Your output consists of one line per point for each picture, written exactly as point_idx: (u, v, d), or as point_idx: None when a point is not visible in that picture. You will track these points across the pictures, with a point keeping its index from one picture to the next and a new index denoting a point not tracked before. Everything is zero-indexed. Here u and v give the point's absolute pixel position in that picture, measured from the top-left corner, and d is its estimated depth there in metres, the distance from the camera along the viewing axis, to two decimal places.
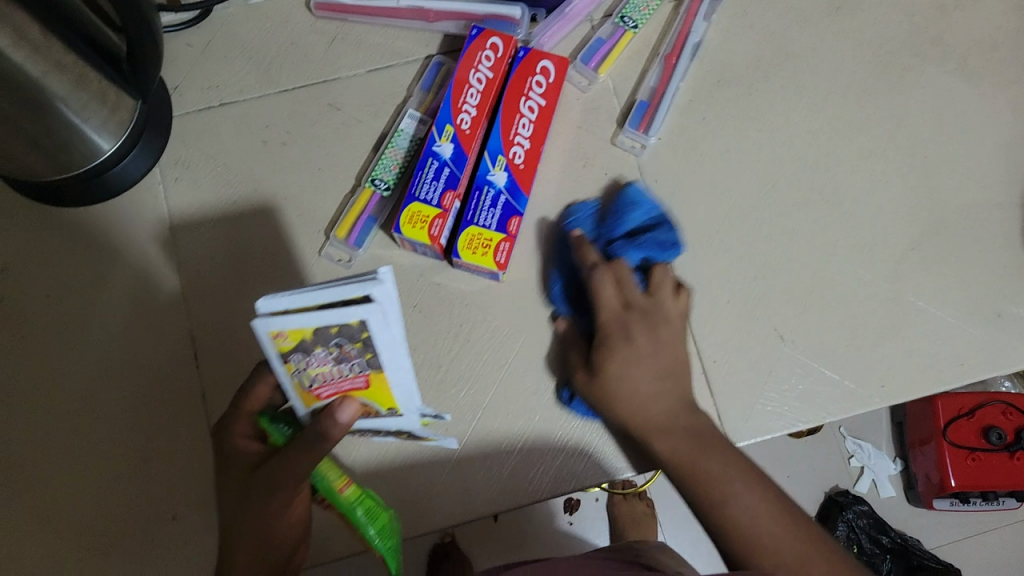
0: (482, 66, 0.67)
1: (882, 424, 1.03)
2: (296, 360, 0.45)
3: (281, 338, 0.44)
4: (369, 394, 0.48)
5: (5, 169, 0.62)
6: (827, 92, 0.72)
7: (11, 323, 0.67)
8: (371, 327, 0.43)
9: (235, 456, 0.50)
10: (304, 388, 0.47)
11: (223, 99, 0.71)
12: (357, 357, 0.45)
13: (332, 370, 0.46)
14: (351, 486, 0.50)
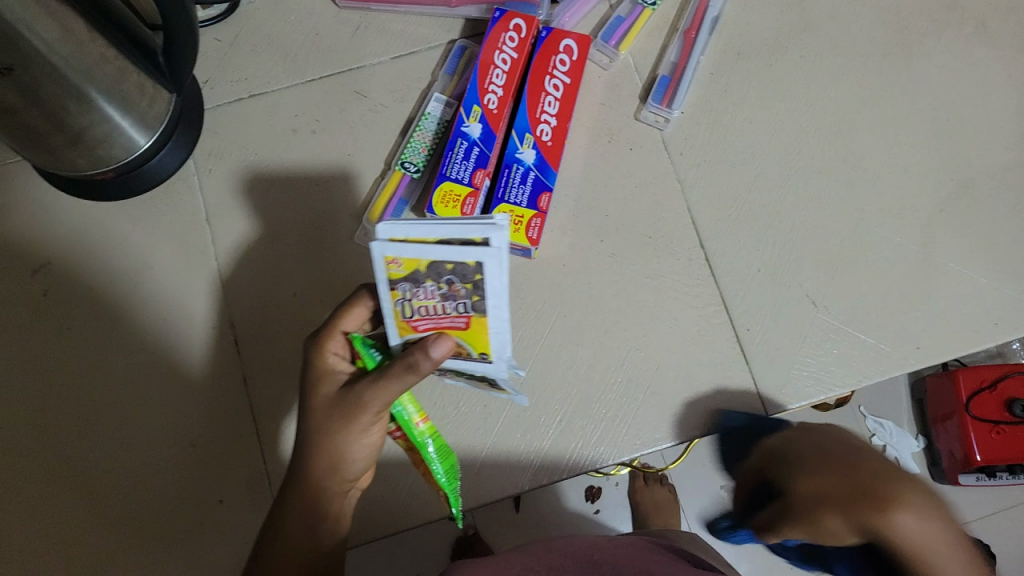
0: (506, 46, 0.68)
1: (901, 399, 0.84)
2: (404, 290, 0.45)
3: (394, 266, 0.45)
4: (465, 340, 0.46)
5: (47, 166, 0.64)
6: (847, 60, 0.73)
7: (54, 315, 0.68)
8: (485, 271, 0.43)
9: (325, 372, 0.50)
10: (403, 317, 0.46)
11: (252, 91, 0.73)
12: (465, 297, 0.44)
13: (436, 306, 0.45)
14: (427, 422, 0.51)
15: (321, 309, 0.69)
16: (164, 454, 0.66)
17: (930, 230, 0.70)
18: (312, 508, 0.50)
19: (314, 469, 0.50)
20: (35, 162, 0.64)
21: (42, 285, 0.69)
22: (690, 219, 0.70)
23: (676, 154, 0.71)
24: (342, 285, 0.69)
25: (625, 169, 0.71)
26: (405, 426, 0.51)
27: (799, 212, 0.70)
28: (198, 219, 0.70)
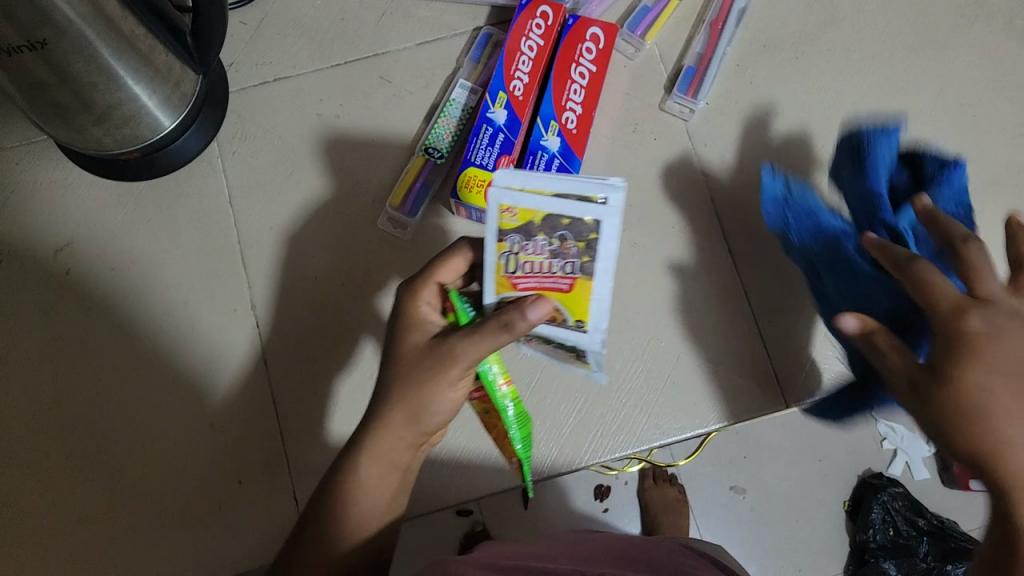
0: (533, 34, 0.68)
1: None
2: (512, 241, 0.46)
3: (509, 216, 0.46)
4: (565, 305, 0.46)
5: (74, 144, 0.64)
6: (874, 53, 0.73)
7: (76, 294, 0.68)
8: (601, 230, 0.45)
9: (414, 322, 0.49)
10: (505, 272, 0.47)
11: (276, 75, 0.73)
12: (574, 257, 0.46)
13: (544, 264, 0.46)
14: (510, 385, 0.51)
15: (343, 293, 0.69)
16: (184, 435, 0.66)
17: None
18: (377, 466, 0.48)
19: (393, 415, 0.48)
20: (62, 139, 0.64)
21: (65, 263, 0.69)
22: (712, 211, 0.70)
23: (700, 144, 0.71)
24: (364, 269, 0.69)
25: (648, 160, 0.71)
26: (489, 385, 0.50)
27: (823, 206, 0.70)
28: (221, 201, 0.70)
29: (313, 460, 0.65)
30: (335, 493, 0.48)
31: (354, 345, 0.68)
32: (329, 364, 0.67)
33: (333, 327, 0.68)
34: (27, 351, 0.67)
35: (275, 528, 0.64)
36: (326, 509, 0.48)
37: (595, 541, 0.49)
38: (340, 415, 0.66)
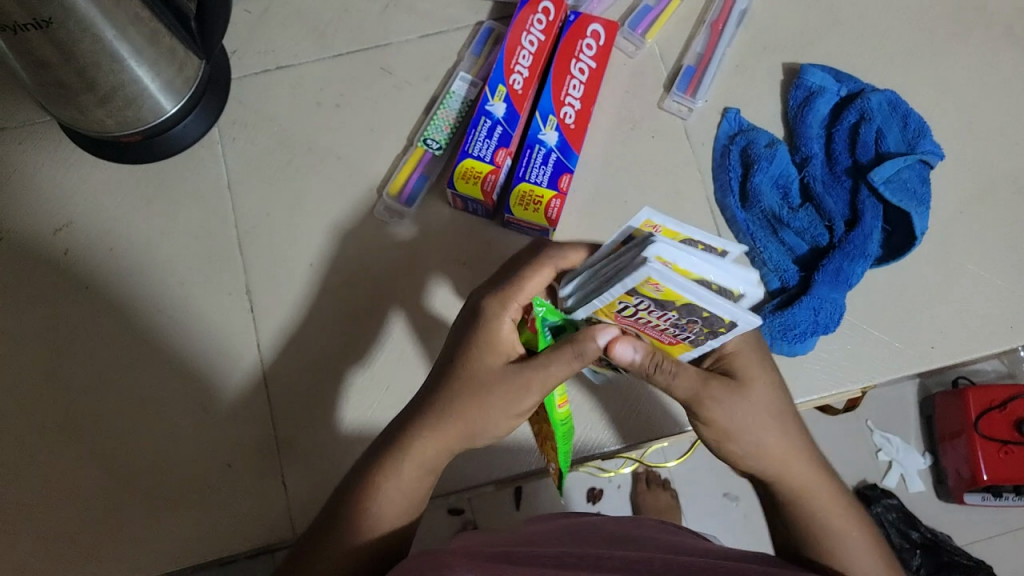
0: (534, 29, 0.68)
1: (908, 416, 0.89)
2: (638, 304, 0.43)
3: (652, 288, 0.41)
4: (660, 347, 0.49)
5: (76, 125, 0.65)
6: (872, 58, 0.73)
7: (73, 273, 0.69)
8: (732, 328, 0.43)
9: (491, 337, 0.49)
10: (613, 309, 0.46)
11: (278, 63, 0.73)
12: (694, 330, 0.45)
13: (657, 320, 0.45)
14: (565, 406, 0.52)
15: (338, 280, 0.69)
16: (175, 416, 0.66)
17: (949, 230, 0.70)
18: (417, 468, 0.48)
19: (447, 432, 0.48)
20: (64, 119, 0.65)
21: (64, 243, 0.69)
22: (709, 208, 0.70)
23: (698, 143, 0.71)
24: (360, 257, 0.70)
25: (646, 157, 0.71)
26: (550, 406, 0.51)
27: None
28: (220, 186, 0.71)
29: (303, 445, 0.65)
30: (367, 488, 0.47)
31: (347, 332, 0.68)
32: (322, 351, 0.67)
33: (327, 314, 0.68)
34: (23, 329, 0.68)
35: (263, 511, 0.64)
36: (354, 504, 0.47)
37: (586, 522, 0.49)
38: (331, 401, 0.66)
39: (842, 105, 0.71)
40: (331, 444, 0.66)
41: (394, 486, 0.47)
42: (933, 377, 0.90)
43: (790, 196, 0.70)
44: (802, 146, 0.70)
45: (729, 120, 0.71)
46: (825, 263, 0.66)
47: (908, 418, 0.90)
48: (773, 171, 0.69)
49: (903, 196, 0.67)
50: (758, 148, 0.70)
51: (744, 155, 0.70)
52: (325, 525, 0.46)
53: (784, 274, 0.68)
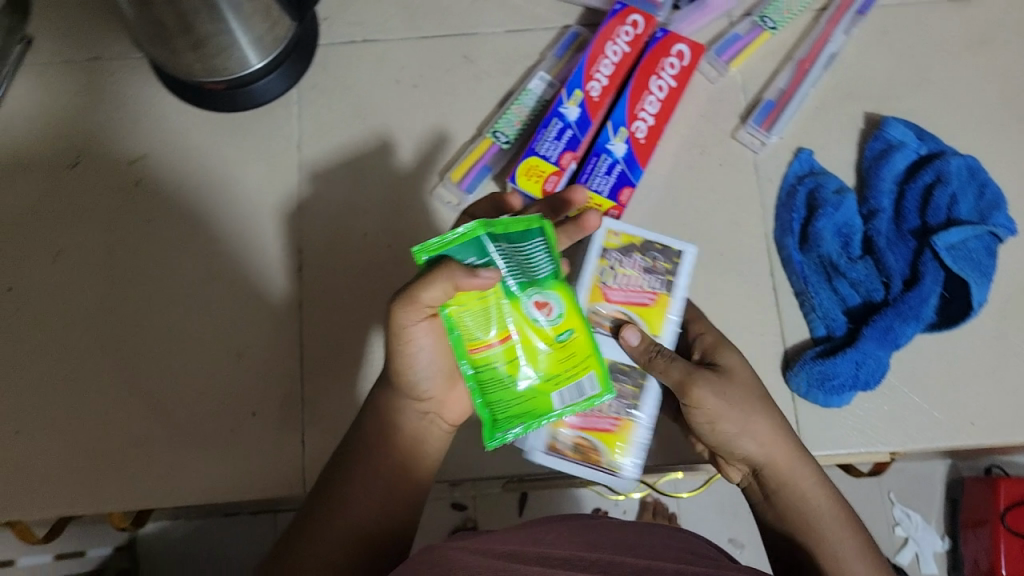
0: (620, 40, 0.69)
1: (934, 496, 0.90)
2: (612, 258, 0.62)
3: (614, 238, 0.62)
4: (643, 315, 0.60)
5: (166, 65, 0.67)
6: (958, 122, 0.72)
7: (138, 205, 0.71)
8: (682, 258, 0.62)
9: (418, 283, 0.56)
10: (600, 283, 0.61)
11: (366, 36, 0.75)
12: (661, 273, 0.61)
13: (636, 278, 0.61)
14: (483, 349, 0.47)
15: (387, 255, 0.70)
16: (211, 358, 0.68)
17: (1009, 309, 0.67)
18: (375, 434, 0.53)
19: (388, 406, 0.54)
20: (156, 58, 0.67)
21: (135, 175, 0.72)
22: (766, 245, 0.69)
23: (766, 178, 0.71)
24: (412, 237, 0.70)
25: (710, 183, 0.70)
26: (460, 339, 0.48)
27: None
28: (290, 145, 0.73)
29: (327, 408, 0.66)
30: (335, 468, 0.52)
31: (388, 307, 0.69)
32: (360, 321, 0.69)
33: (371, 286, 0.69)
34: (83, 250, 0.70)
35: (278, 465, 0.65)
36: (333, 497, 0.50)
37: (594, 524, 0.49)
38: (360, 371, 0.67)
39: (920, 163, 0.70)
40: (352, 413, 0.66)
41: (364, 458, 0.52)
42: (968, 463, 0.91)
43: (851, 246, 0.68)
44: (871, 198, 0.69)
45: (800, 161, 0.70)
46: (875, 319, 0.64)
47: (934, 498, 0.90)
48: (839, 219, 0.68)
49: (964, 264, 0.65)
50: (825, 194, 0.68)
51: (810, 197, 0.69)
52: (310, 504, 0.50)
53: (831, 323, 0.66)
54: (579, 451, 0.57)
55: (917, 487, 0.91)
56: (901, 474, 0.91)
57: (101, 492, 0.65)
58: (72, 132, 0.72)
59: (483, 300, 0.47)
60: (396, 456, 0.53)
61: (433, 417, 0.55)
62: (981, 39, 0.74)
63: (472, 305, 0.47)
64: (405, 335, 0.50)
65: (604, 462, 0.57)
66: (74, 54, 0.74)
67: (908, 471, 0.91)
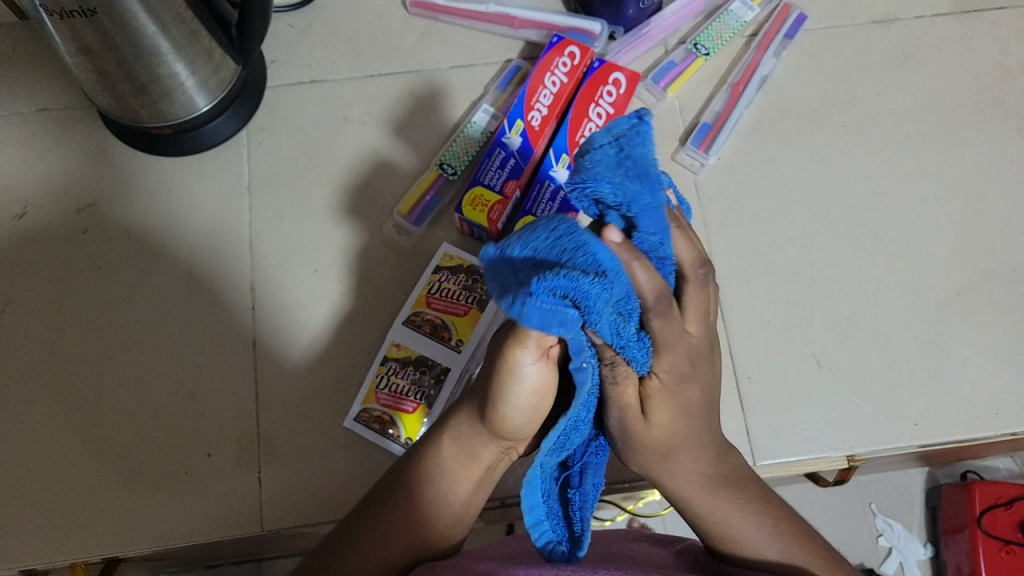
0: (558, 71, 0.71)
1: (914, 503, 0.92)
2: (442, 275, 0.69)
3: (448, 259, 0.69)
4: (456, 324, 0.67)
5: (113, 111, 0.68)
6: (885, 136, 0.75)
7: (88, 252, 0.71)
8: (433, 272, 0.69)
9: None
10: (425, 293, 0.68)
11: (312, 78, 0.76)
12: (480, 292, 0.68)
13: (456, 292, 0.68)
14: None
15: (338, 289, 0.71)
16: (164, 401, 0.67)
17: (945, 312, 0.70)
18: (456, 458, 0.52)
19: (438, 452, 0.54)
20: (103, 107, 0.69)
21: (84, 223, 0.72)
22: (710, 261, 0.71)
23: (706, 198, 0.72)
24: (363, 270, 0.71)
25: None
26: None
27: (814, 273, 0.71)
28: (240, 185, 0.73)
29: (283, 445, 0.66)
30: (407, 470, 0.54)
31: (341, 340, 0.69)
32: (314, 356, 0.69)
33: (324, 321, 0.70)
34: (32, 299, 0.70)
35: (235, 505, 0.65)
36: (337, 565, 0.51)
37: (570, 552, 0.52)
38: (316, 406, 0.67)
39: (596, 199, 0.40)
40: (308, 448, 0.66)
41: (439, 476, 0.52)
42: (944, 469, 0.93)
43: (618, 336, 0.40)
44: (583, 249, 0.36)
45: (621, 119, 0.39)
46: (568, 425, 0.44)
47: (914, 506, 0.92)
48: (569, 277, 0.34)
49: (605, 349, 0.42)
50: (602, 157, 0.38)
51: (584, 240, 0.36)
52: (367, 505, 0.54)
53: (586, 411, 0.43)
54: (374, 424, 0.65)
55: (896, 496, 0.92)
56: (881, 485, 0.93)
57: (55, 543, 0.64)
58: (19, 184, 0.73)
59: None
60: (470, 480, 0.53)
61: (510, 451, 0.53)
62: (904, 57, 0.77)
63: None
64: (512, 372, 0.43)
65: (401, 437, 0.65)
66: (21, 107, 0.75)
67: (888, 482, 0.93)
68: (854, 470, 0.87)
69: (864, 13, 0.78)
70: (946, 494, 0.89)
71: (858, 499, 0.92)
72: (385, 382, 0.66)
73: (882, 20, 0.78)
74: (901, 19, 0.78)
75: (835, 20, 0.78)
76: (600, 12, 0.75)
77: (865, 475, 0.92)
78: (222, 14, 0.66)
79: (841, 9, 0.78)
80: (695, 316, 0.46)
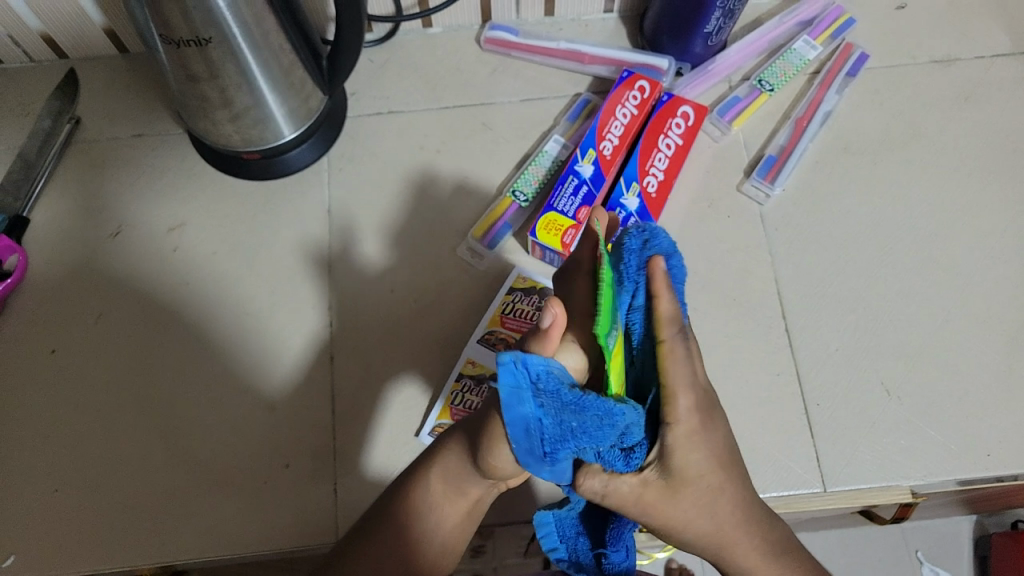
0: (628, 104, 0.74)
1: (962, 553, 0.97)
2: (516, 296, 0.71)
3: (521, 281, 0.72)
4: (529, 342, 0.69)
5: (208, 137, 0.73)
6: (949, 170, 0.76)
7: (177, 270, 0.75)
8: (509, 293, 0.71)
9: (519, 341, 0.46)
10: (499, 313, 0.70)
11: (391, 109, 0.80)
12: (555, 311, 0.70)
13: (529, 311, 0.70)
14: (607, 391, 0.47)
15: (412, 307, 0.73)
16: (245, 413, 0.70)
17: (1015, 342, 0.70)
18: (444, 495, 0.54)
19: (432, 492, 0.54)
20: (198, 131, 0.73)
21: (175, 242, 0.76)
22: (776, 290, 0.72)
23: (772, 227, 0.74)
24: (436, 292, 0.73)
25: (719, 233, 0.74)
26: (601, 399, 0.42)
27: (881, 302, 0.72)
28: (321, 209, 0.77)
29: (359, 458, 0.68)
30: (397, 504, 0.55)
31: (416, 356, 0.71)
32: (389, 372, 0.71)
33: (401, 341, 0.72)
34: (123, 313, 0.73)
35: (312, 516, 0.66)
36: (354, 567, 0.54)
37: None
38: (389, 421, 0.69)
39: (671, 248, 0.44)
40: (383, 463, 0.68)
41: (429, 514, 0.55)
42: (993, 517, 0.98)
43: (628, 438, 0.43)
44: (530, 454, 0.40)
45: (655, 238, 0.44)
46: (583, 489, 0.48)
47: (962, 555, 0.98)
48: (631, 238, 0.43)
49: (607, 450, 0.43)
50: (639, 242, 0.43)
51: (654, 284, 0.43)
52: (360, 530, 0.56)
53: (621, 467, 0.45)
54: None
55: (943, 544, 0.98)
56: (928, 531, 0.98)
57: (140, 547, 0.66)
58: (115, 205, 0.77)
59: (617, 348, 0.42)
60: (460, 515, 0.55)
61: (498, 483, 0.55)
62: (966, 95, 0.79)
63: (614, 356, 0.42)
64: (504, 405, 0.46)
65: None
66: (118, 133, 0.79)
67: (935, 530, 0.99)
68: (912, 508, 0.88)
69: (924, 53, 0.80)
70: (995, 544, 0.94)
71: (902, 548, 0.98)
72: (459, 398, 0.67)
73: (943, 59, 0.80)
74: (962, 59, 0.80)
75: (896, 60, 0.80)
76: (667, 49, 0.78)
77: (911, 521, 0.98)
78: (316, 47, 0.70)
79: (901, 49, 0.81)
80: (686, 385, 0.42)
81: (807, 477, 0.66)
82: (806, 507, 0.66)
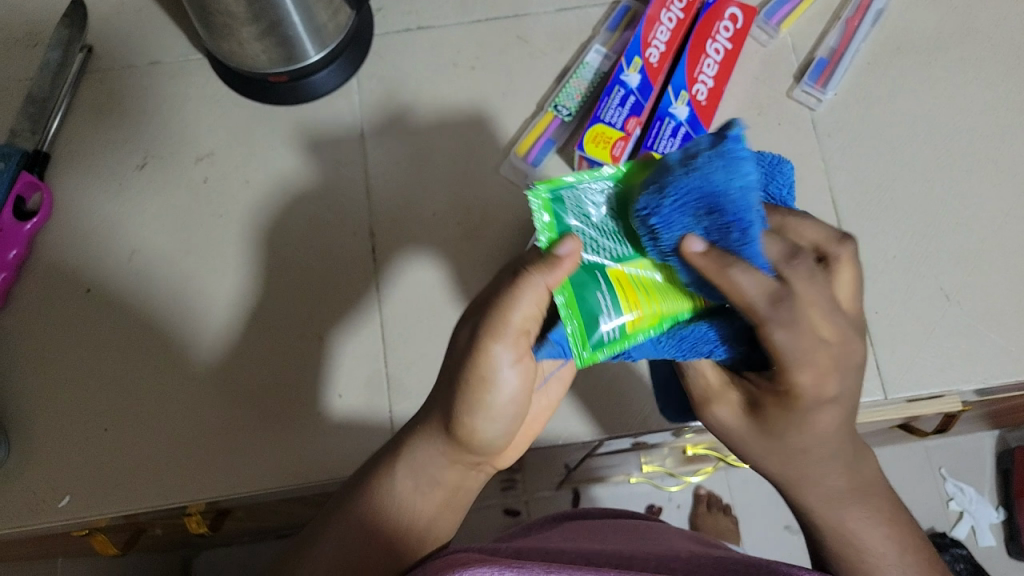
0: (674, 6, 0.69)
1: (985, 469, 1.00)
2: None
3: None
4: None
5: (234, 57, 0.69)
6: (1006, 68, 0.73)
7: (207, 202, 0.72)
8: None
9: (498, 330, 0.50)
10: None
11: (420, 24, 0.76)
12: None
13: None
14: (648, 316, 0.41)
15: (455, 231, 0.71)
16: (292, 344, 0.68)
17: None
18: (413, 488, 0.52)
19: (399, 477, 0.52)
20: (223, 52, 0.69)
21: (203, 173, 0.73)
22: (829, 199, 0.70)
23: (824, 133, 0.72)
24: (479, 215, 0.71)
25: (769, 141, 0.71)
26: (622, 338, 0.40)
27: (936, 206, 0.70)
28: (354, 133, 0.74)
29: (410, 385, 0.67)
30: (374, 479, 0.53)
31: (462, 281, 0.69)
32: (436, 298, 0.69)
33: (446, 266, 0.70)
34: (154, 249, 0.71)
35: (367, 445, 0.65)
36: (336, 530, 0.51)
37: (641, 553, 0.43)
38: (439, 347, 0.68)
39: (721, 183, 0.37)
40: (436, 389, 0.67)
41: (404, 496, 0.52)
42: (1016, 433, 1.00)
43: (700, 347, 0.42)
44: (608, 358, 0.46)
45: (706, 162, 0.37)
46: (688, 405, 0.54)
47: (985, 470, 1.00)
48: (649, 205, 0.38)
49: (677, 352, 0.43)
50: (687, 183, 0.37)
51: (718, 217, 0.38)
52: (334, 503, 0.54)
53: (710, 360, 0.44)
54: None
55: (966, 460, 1.01)
56: (952, 449, 1.01)
57: (192, 483, 0.65)
58: (137, 137, 0.74)
59: (633, 286, 0.41)
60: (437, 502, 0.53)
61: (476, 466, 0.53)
62: None
63: (627, 291, 0.41)
64: (494, 378, 0.45)
65: None
66: (134, 61, 0.75)
67: (959, 446, 1.01)
68: (953, 420, 0.88)
69: None
70: (1019, 457, 0.96)
71: (925, 466, 1.01)
72: None
73: None
74: None
75: None
76: None
77: (935, 440, 1.00)
78: None
79: None
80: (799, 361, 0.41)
81: (867, 386, 0.65)
82: (863, 415, 0.66)
